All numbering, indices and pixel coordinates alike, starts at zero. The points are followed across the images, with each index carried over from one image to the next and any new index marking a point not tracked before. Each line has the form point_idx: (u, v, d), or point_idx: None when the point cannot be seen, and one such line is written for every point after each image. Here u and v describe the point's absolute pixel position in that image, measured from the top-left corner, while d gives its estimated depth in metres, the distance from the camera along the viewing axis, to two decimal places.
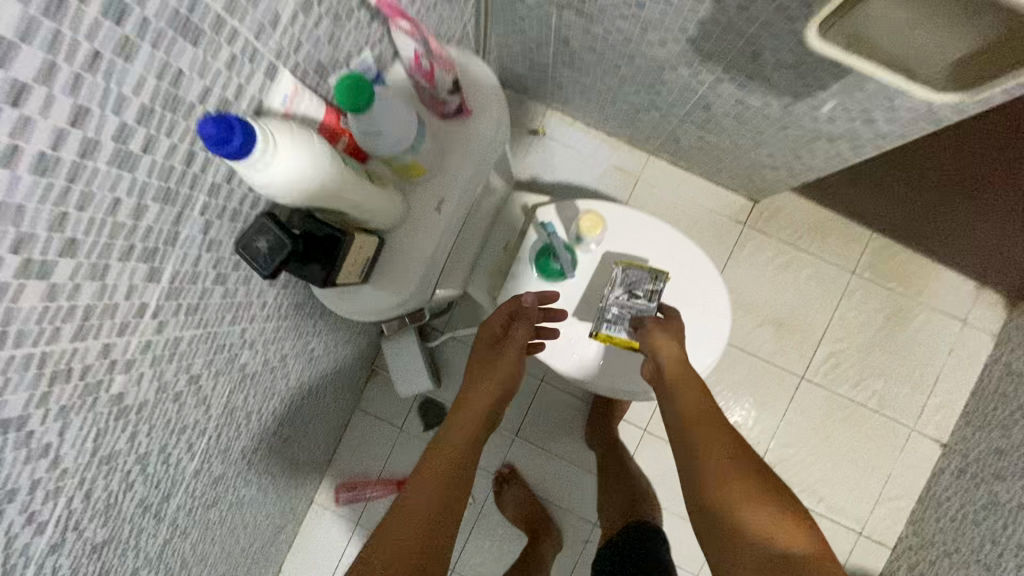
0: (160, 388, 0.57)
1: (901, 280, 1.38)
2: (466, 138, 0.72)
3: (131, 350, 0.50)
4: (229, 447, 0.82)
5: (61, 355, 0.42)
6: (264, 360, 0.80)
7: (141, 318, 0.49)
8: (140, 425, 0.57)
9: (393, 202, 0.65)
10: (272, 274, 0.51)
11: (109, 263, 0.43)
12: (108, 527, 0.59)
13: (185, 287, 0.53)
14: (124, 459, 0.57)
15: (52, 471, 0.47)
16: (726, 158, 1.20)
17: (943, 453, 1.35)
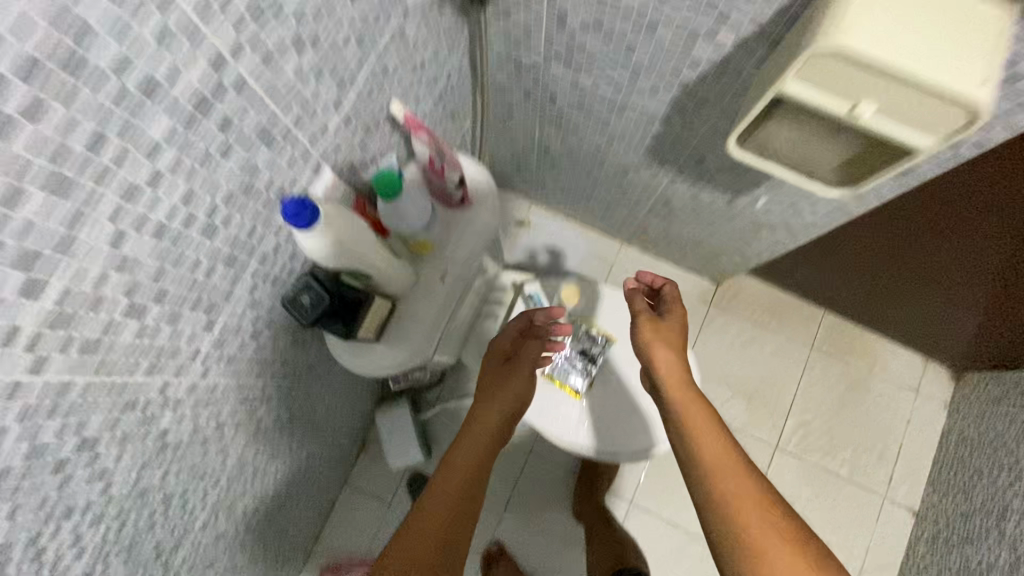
0: (193, 429, 0.66)
1: (855, 354, 1.51)
2: (466, 222, 0.87)
3: (180, 389, 0.60)
4: (235, 503, 0.87)
5: (133, 385, 0.53)
6: (275, 418, 0.88)
7: (193, 360, 0.60)
8: (172, 462, 0.65)
9: (404, 272, 0.78)
10: (310, 322, 0.63)
11: (181, 311, 0.54)
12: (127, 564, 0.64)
13: (228, 337, 0.64)
14: (154, 495, 0.64)
15: (101, 493, 0.55)
16: (688, 246, 1.39)
17: (916, 521, 1.40)
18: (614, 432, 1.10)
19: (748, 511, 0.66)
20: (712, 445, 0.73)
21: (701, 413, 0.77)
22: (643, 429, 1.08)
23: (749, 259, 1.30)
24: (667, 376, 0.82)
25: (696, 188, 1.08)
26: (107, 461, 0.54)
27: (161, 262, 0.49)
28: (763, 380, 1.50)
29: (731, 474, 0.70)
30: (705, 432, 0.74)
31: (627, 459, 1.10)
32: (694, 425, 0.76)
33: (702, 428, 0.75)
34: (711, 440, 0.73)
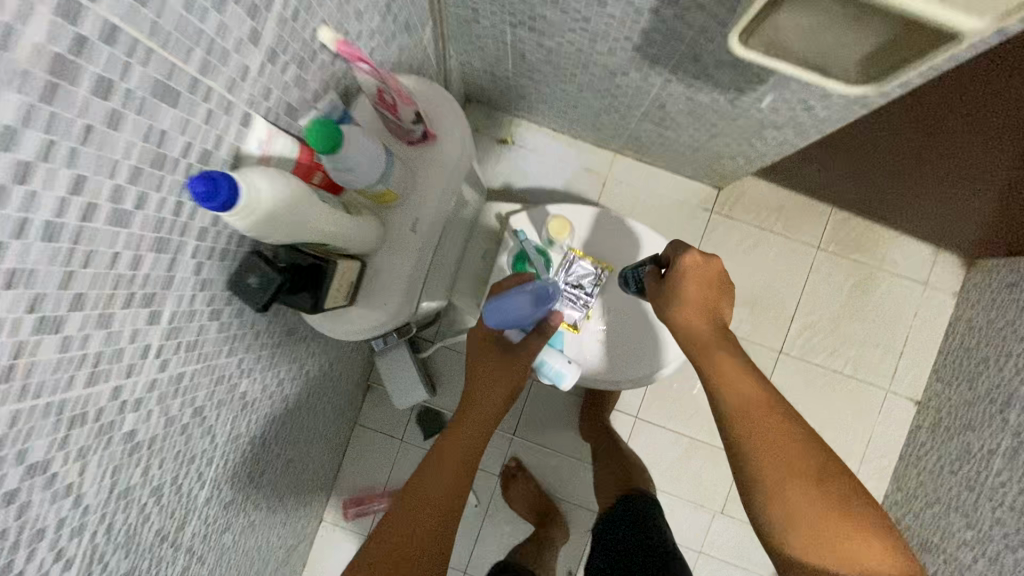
0: (263, 387, 0.85)
1: (862, 250, 1.44)
2: (434, 161, 0.74)
3: (232, 367, 0.73)
4: (268, 455, 0.98)
5: (220, 366, 0.70)
6: (316, 366, 1.07)
7: (257, 339, 0.77)
8: (249, 415, 0.84)
9: (370, 228, 0.68)
10: (264, 307, 0.53)
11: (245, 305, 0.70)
12: (230, 490, 0.87)
13: (275, 327, 0.81)
14: (243, 437, 0.85)
15: (211, 443, 0.75)
16: (686, 152, 1.28)
17: (917, 409, 1.43)
18: (636, 354, 1.03)
19: (793, 507, 0.72)
20: (803, 483, 0.72)
21: (769, 427, 0.75)
22: (656, 350, 1.03)
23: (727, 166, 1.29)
24: (730, 399, 0.78)
25: (713, 98, 0.97)
26: (210, 421, 0.72)
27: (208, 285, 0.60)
28: (767, 287, 1.44)
29: (764, 435, 0.75)
30: (779, 454, 0.74)
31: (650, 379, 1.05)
32: (754, 456, 0.74)
33: (784, 457, 0.73)
34: (727, 376, 0.79)
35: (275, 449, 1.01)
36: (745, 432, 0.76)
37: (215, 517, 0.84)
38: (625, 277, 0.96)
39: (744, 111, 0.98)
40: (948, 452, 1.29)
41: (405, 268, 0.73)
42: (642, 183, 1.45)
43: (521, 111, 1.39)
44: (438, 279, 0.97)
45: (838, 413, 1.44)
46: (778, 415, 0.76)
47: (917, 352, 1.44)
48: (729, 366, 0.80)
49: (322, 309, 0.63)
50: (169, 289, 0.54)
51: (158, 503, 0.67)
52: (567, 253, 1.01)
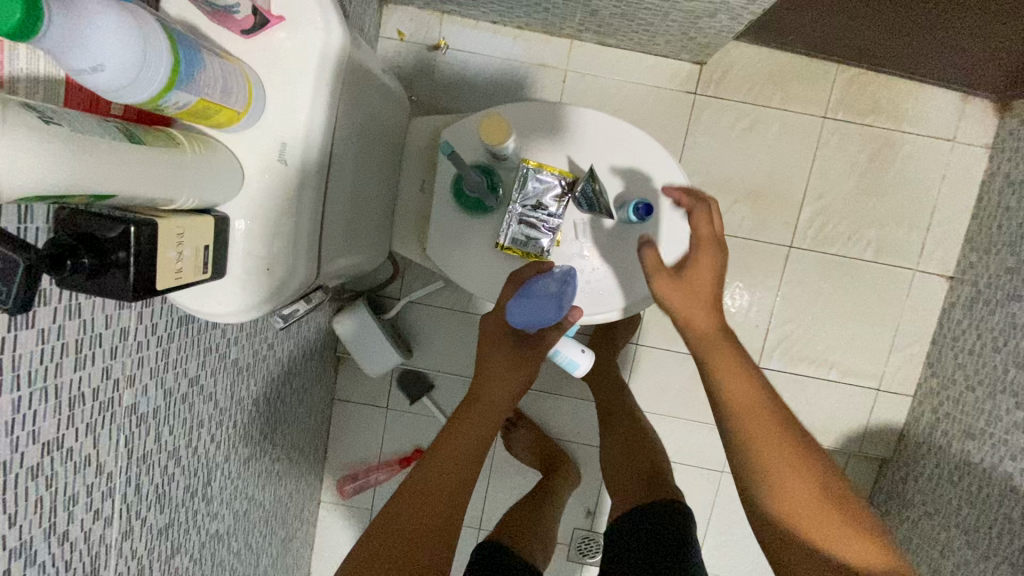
0: (166, 393, 0.69)
1: (877, 111, 1.22)
2: (289, 62, 0.52)
3: (95, 380, 0.56)
4: (213, 461, 0.85)
5: (70, 385, 0.53)
6: (253, 352, 0.91)
7: (126, 340, 0.60)
8: (160, 426, 0.69)
9: (211, 172, 0.48)
10: (27, 305, 0.35)
11: (80, 302, 0.52)
12: (165, 513, 0.73)
13: (155, 321, 0.64)
14: (158, 455, 0.70)
15: (100, 475, 0.60)
16: (655, 20, 1.03)
17: (950, 286, 1.26)
18: (625, 280, 0.84)
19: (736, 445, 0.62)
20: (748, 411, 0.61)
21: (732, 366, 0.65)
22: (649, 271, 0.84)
23: (707, 33, 1.05)
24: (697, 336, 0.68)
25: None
26: (88, 451, 0.57)
27: None
28: (768, 173, 1.24)
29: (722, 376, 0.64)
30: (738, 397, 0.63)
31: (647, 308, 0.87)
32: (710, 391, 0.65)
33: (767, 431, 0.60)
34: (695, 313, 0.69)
35: (218, 457, 0.86)
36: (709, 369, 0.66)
37: (152, 546, 0.72)
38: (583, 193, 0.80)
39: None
40: (989, 326, 1.13)
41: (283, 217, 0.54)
42: (607, 73, 1.22)
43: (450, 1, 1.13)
44: (363, 226, 0.78)
45: (861, 303, 1.28)
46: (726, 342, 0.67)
47: (946, 221, 1.26)
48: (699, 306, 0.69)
49: (156, 291, 0.45)
50: None
51: (33, 564, 0.52)
52: (520, 166, 0.81)
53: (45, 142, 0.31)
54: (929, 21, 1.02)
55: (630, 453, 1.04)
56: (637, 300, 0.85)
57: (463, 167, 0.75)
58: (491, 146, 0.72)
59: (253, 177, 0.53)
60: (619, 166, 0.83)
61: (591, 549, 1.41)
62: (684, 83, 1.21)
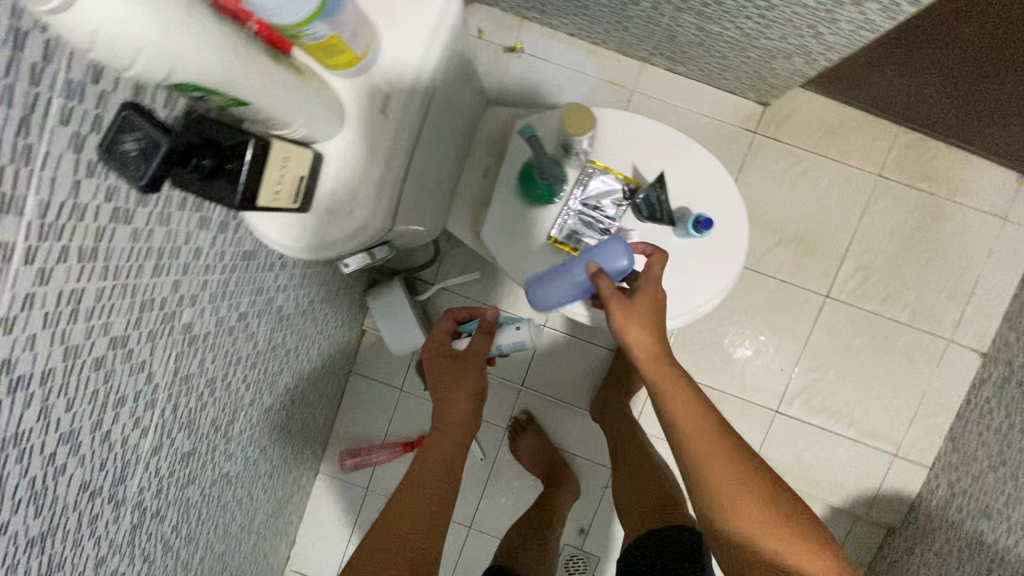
0: (218, 321, 0.71)
1: (932, 178, 1.23)
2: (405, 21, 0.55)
3: (165, 290, 0.59)
4: (240, 403, 0.86)
5: (145, 288, 0.56)
6: (295, 304, 0.94)
7: (197, 260, 0.62)
8: (206, 352, 0.71)
9: (323, 109, 0.50)
10: (152, 185, 0.37)
11: (171, 212, 0.55)
12: (191, 440, 0.75)
13: (224, 248, 0.66)
14: (199, 380, 0.72)
15: (148, 384, 0.62)
16: (730, 53, 1.06)
17: (983, 362, 1.25)
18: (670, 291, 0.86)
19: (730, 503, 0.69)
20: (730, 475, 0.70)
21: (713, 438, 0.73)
22: (694, 284, 0.85)
23: (777, 74, 1.08)
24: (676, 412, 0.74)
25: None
26: (144, 357, 0.59)
27: (103, 177, 0.45)
28: (816, 221, 1.25)
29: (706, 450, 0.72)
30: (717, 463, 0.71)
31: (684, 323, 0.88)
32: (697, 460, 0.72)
33: (718, 467, 0.70)
34: (675, 394, 0.75)
35: (247, 398, 0.88)
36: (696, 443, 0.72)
37: (174, 469, 0.73)
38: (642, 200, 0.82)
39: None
40: (1017, 407, 1.11)
41: (371, 164, 0.56)
42: (673, 99, 1.25)
43: (535, 7, 1.17)
44: (428, 196, 0.80)
45: (890, 365, 1.27)
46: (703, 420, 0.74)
47: (987, 297, 1.25)
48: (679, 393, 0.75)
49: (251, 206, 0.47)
50: None
51: (74, 453, 0.54)
52: (587, 166, 0.83)
53: (212, 34, 0.34)
54: (996, 98, 1.04)
55: (642, 481, 1.02)
56: (678, 314, 0.86)
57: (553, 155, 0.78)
58: (569, 136, 0.74)
59: (353, 121, 0.55)
60: (681, 180, 0.84)
61: (579, 568, 1.39)
62: (745, 121, 1.24)
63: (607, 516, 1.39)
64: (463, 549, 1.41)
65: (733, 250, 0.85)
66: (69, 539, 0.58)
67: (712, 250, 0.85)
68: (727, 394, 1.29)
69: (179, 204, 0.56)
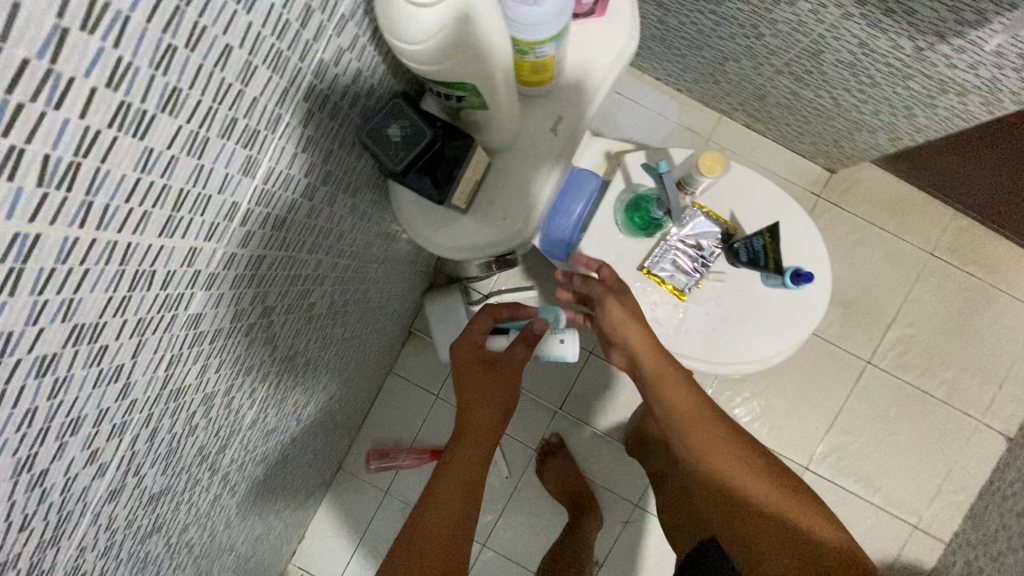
0: (330, 305, 0.73)
1: (979, 263, 1.29)
2: (589, 50, 0.58)
3: (310, 268, 0.60)
4: (315, 387, 0.86)
5: (299, 264, 0.57)
6: (378, 298, 0.95)
7: (338, 243, 0.64)
8: (313, 333, 0.72)
9: (514, 120, 0.53)
10: (401, 171, 0.39)
11: (338, 194, 0.57)
12: (276, 417, 0.75)
13: (357, 236, 0.68)
14: (299, 359, 0.72)
15: (268, 357, 0.63)
16: (813, 120, 1.12)
17: (1010, 447, 1.29)
18: (750, 336, 0.88)
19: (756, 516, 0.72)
20: (749, 473, 0.75)
21: (729, 454, 0.76)
22: (774, 333, 0.88)
23: (853, 146, 1.14)
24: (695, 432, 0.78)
25: (896, 45, 0.80)
26: (276, 330, 0.60)
27: (311, 153, 0.47)
28: (865, 288, 1.30)
29: (727, 458, 0.76)
30: (738, 472, 0.75)
31: (758, 369, 0.90)
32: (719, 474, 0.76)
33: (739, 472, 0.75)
34: (694, 416, 0.79)
35: (321, 383, 0.88)
36: (714, 460, 0.76)
37: (257, 444, 0.73)
38: (739, 245, 0.85)
39: (929, 67, 0.81)
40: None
41: (533, 177, 0.59)
42: (745, 153, 1.30)
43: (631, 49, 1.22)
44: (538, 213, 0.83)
45: (921, 437, 1.30)
46: (717, 426, 0.78)
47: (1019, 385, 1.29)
48: (695, 412, 0.79)
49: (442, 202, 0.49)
50: (276, 136, 0.41)
51: (204, 415, 0.54)
52: (689, 207, 0.87)
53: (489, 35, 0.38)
54: None
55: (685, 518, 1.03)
56: (754, 359, 0.88)
57: (678, 192, 0.79)
58: (692, 176, 0.77)
59: (525, 134, 0.58)
60: None
61: None
62: (810, 185, 1.29)
63: (624, 552, 1.39)
64: (475, 567, 1.39)
65: (815, 306, 0.88)
66: (173, 502, 0.57)
67: (796, 303, 0.88)
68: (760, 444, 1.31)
69: (344, 188, 0.58)
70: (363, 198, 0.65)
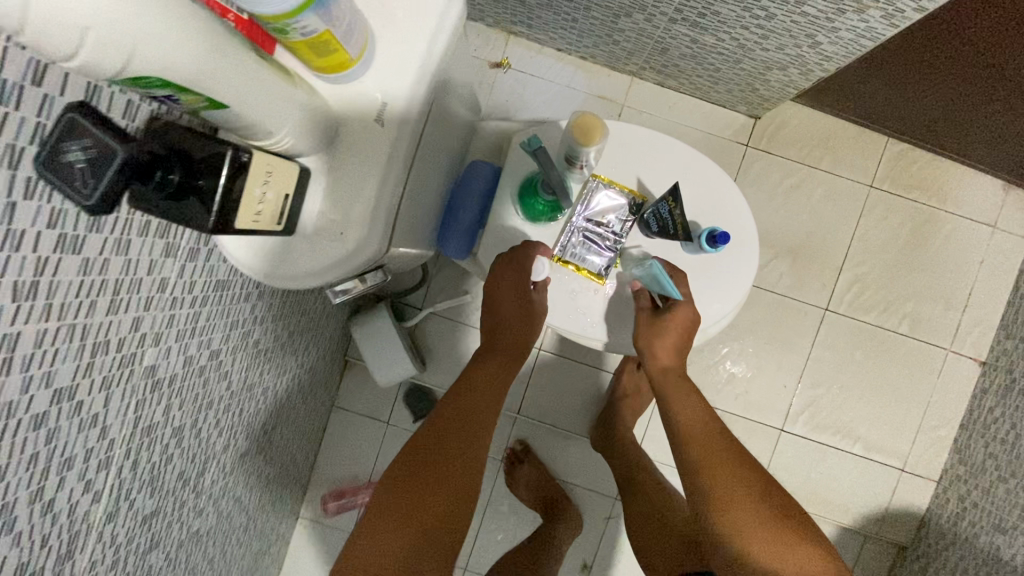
0: (186, 362, 0.63)
1: (921, 188, 1.23)
2: (400, 24, 0.51)
3: (123, 329, 0.50)
4: (212, 450, 0.76)
5: (98, 329, 0.47)
6: (273, 337, 0.85)
7: (162, 293, 0.54)
8: (172, 397, 0.62)
9: (313, 117, 0.44)
10: (102, 205, 0.30)
11: (131, 239, 0.47)
12: (154, 499, 0.65)
13: (193, 278, 0.58)
14: (162, 431, 0.62)
15: (101, 441, 0.53)
16: (723, 66, 1.04)
17: (983, 371, 1.24)
18: None
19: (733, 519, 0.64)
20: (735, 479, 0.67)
21: (714, 451, 0.70)
22: (705, 302, 0.80)
23: (770, 87, 1.07)
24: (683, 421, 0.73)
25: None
26: (97, 409, 0.50)
27: (45, 199, 0.37)
28: (811, 233, 1.23)
29: (712, 457, 0.69)
30: (718, 471, 0.67)
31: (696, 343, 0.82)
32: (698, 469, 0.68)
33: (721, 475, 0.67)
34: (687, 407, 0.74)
35: (219, 445, 0.78)
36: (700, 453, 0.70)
37: (134, 536, 0.62)
38: (648, 214, 0.77)
39: None
40: (1023, 415, 1.09)
41: (366, 180, 0.50)
42: (664, 114, 1.22)
43: (521, 21, 1.14)
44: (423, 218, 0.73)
45: (892, 377, 1.25)
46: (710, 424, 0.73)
47: (982, 306, 1.25)
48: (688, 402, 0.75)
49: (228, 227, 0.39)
50: None
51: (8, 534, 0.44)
52: (590, 181, 0.78)
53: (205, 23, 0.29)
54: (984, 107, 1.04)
55: (658, 515, 0.96)
56: None
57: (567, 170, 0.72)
58: (577, 146, 0.69)
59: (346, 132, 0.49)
60: (688, 193, 0.80)
61: None
62: (736, 135, 1.22)
63: (613, 550, 1.32)
64: None
65: (744, 266, 0.80)
66: None
67: (723, 265, 0.80)
68: (731, 414, 1.25)
69: (140, 231, 0.48)
70: (186, 237, 0.55)
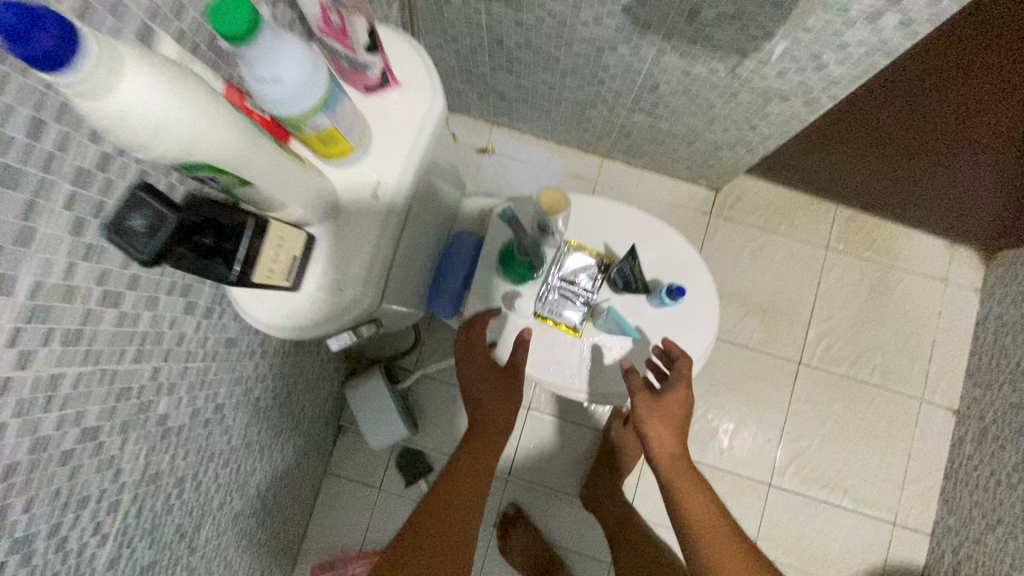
0: (194, 413, 0.68)
1: (873, 248, 1.34)
2: (393, 119, 0.62)
3: (145, 376, 0.57)
4: (209, 505, 0.80)
5: (124, 375, 0.54)
6: (272, 395, 0.91)
7: (179, 346, 0.61)
8: (178, 447, 0.67)
9: (320, 191, 0.54)
10: (155, 259, 0.39)
11: (159, 296, 0.55)
12: (152, 550, 0.67)
13: (208, 333, 0.66)
14: (167, 480, 0.67)
15: (113, 483, 0.57)
16: (680, 146, 1.19)
17: (958, 420, 1.28)
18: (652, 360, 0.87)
19: None
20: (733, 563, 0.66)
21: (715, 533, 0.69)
22: None
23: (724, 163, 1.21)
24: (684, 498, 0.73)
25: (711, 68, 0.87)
26: (113, 451, 0.56)
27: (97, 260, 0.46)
28: (777, 292, 1.33)
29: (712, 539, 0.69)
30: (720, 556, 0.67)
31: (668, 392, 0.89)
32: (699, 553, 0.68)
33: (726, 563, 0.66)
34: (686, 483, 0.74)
35: (216, 501, 0.81)
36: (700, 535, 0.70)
37: None
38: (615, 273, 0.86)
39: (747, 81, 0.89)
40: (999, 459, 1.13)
41: (363, 243, 0.59)
42: (634, 188, 1.36)
43: (503, 113, 1.30)
44: (414, 279, 0.82)
45: (871, 428, 1.29)
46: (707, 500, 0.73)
47: (947, 356, 1.31)
48: (684, 478, 0.75)
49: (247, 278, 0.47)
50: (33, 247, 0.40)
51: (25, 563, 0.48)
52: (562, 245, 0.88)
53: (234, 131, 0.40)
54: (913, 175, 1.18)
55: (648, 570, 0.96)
56: None
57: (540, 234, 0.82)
58: (547, 215, 0.79)
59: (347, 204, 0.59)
60: (651, 255, 0.90)
61: None
62: (700, 205, 1.35)
63: None
64: None
65: (706, 319, 0.88)
66: None
67: (686, 318, 0.88)
68: (718, 469, 1.27)
69: (168, 289, 0.56)
70: (204, 296, 0.63)
